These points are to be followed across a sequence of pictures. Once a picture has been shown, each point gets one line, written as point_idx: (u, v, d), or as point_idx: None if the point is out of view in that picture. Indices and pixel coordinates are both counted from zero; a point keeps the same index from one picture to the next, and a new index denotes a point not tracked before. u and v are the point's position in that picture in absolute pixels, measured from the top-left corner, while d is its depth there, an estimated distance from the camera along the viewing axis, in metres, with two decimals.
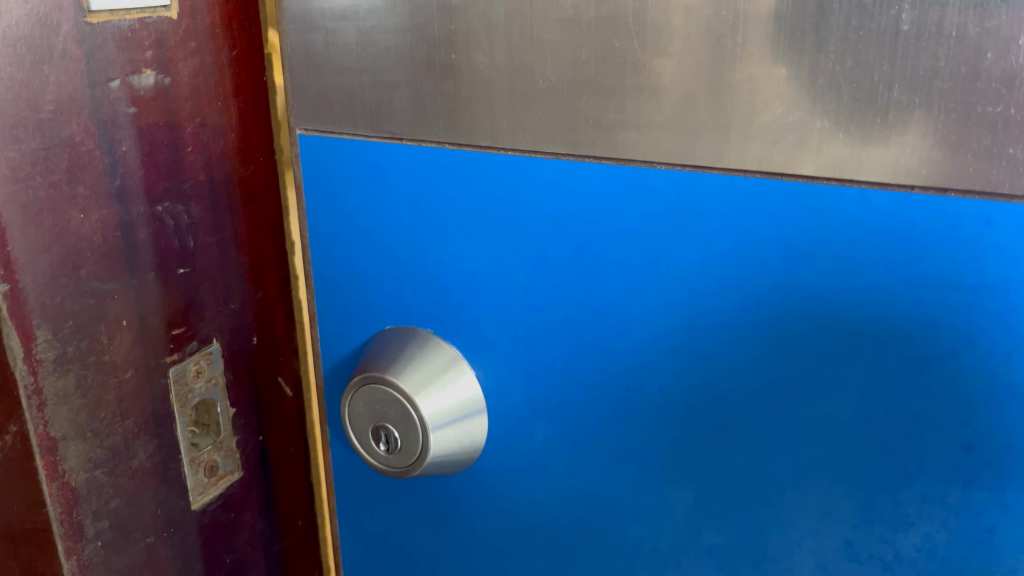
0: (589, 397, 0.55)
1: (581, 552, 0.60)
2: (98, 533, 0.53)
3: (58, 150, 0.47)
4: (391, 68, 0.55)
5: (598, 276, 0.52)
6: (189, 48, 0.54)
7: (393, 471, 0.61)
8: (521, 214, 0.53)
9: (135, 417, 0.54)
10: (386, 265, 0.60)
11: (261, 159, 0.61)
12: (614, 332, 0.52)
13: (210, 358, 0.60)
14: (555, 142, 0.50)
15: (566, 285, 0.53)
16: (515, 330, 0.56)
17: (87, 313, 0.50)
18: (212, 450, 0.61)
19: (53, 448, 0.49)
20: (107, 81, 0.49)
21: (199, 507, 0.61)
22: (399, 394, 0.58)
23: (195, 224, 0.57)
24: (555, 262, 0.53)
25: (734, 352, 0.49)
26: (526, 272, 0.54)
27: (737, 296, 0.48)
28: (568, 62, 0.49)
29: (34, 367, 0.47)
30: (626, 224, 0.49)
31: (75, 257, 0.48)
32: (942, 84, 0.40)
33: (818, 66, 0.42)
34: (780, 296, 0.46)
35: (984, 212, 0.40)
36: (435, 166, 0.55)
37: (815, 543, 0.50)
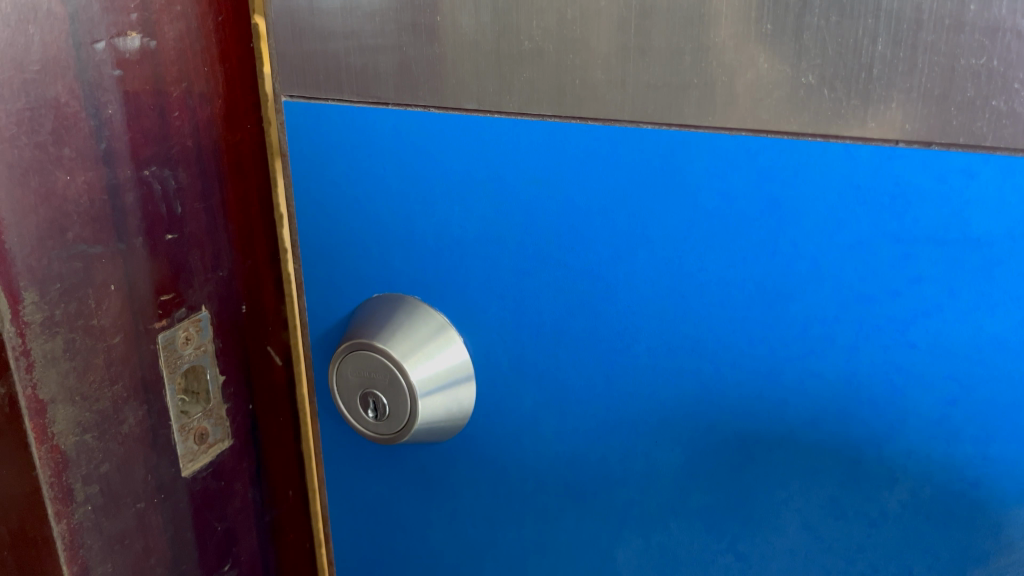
0: (577, 361, 0.55)
1: (570, 517, 0.60)
2: (88, 497, 0.53)
3: (43, 111, 0.46)
4: (377, 32, 0.55)
5: (585, 238, 0.52)
6: (174, 12, 0.54)
7: (382, 438, 0.61)
8: (509, 178, 0.53)
9: (123, 382, 0.54)
10: (374, 232, 0.60)
11: (248, 127, 0.61)
12: (603, 295, 0.53)
13: (199, 325, 0.60)
14: (541, 104, 0.50)
15: (554, 248, 0.53)
16: (503, 296, 0.56)
17: (75, 276, 0.50)
18: (203, 418, 0.62)
19: (42, 410, 0.49)
20: (92, 43, 0.49)
21: (189, 474, 0.61)
22: (387, 360, 0.58)
23: (183, 190, 0.56)
24: (543, 225, 0.53)
25: (721, 312, 0.49)
26: (514, 236, 0.54)
27: (724, 256, 0.48)
28: (554, 22, 0.49)
29: (22, 329, 0.47)
30: (613, 185, 0.50)
31: (62, 219, 0.48)
32: (926, 37, 0.40)
33: (803, 22, 0.42)
34: (766, 255, 0.47)
35: (967, 165, 0.41)
36: (422, 130, 0.55)
37: (802, 502, 0.51)
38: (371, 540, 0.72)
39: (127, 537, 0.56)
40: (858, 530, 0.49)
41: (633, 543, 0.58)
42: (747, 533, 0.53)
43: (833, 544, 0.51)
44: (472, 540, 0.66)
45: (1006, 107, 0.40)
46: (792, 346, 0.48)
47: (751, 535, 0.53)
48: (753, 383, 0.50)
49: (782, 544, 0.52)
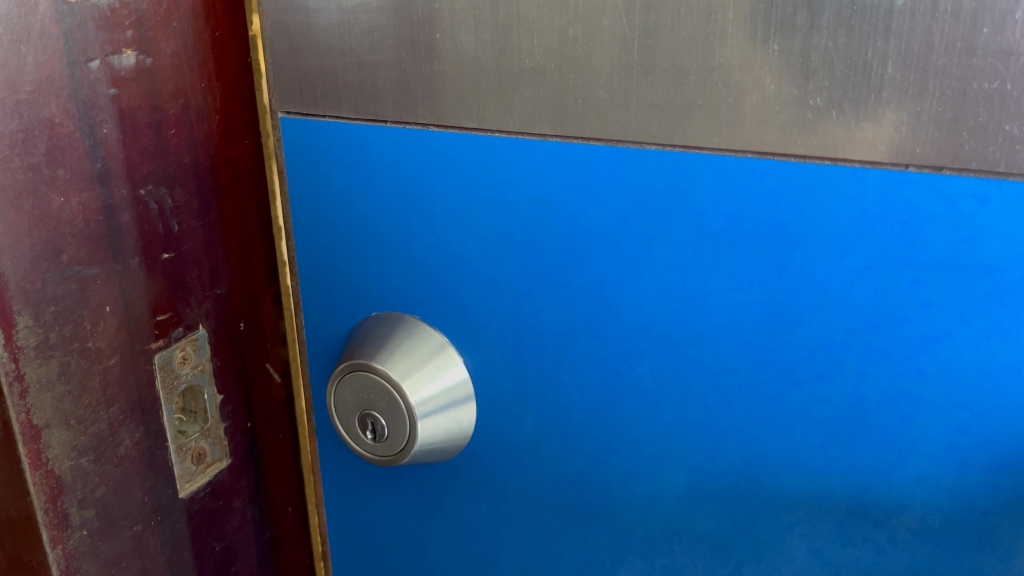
0: (580, 383, 0.55)
1: (574, 539, 0.59)
2: (84, 521, 0.52)
3: (37, 132, 0.46)
4: (375, 48, 0.54)
5: (589, 259, 0.51)
6: (171, 28, 0.53)
7: (381, 459, 0.60)
8: (509, 197, 0.52)
9: (120, 404, 0.53)
10: (373, 250, 0.59)
11: (247, 142, 0.60)
12: (606, 316, 0.52)
13: (197, 344, 0.59)
14: (543, 124, 0.50)
15: (556, 268, 0.52)
16: (503, 316, 0.56)
17: (71, 298, 0.49)
18: (200, 438, 0.61)
19: (36, 435, 0.48)
20: (86, 61, 0.48)
21: (187, 495, 0.60)
22: (386, 381, 0.57)
23: (180, 207, 0.56)
24: (544, 245, 0.52)
25: (726, 336, 0.48)
26: (515, 256, 0.54)
27: (729, 279, 0.47)
28: (556, 40, 0.48)
29: (15, 353, 0.46)
30: (617, 206, 0.49)
31: (57, 241, 0.47)
32: (937, 59, 0.39)
33: (811, 43, 0.41)
34: (773, 277, 0.46)
35: (978, 190, 0.40)
36: (421, 148, 0.54)
37: (809, 527, 0.50)
38: (370, 558, 0.71)
39: (124, 560, 0.55)
40: (865, 557, 0.49)
41: (636, 566, 0.57)
42: (753, 557, 0.52)
43: (840, 570, 0.50)
44: (472, 558, 0.65)
45: (1019, 132, 0.39)
46: (799, 370, 0.47)
47: (756, 560, 0.52)
48: (759, 408, 0.49)
49: (788, 568, 0.51)
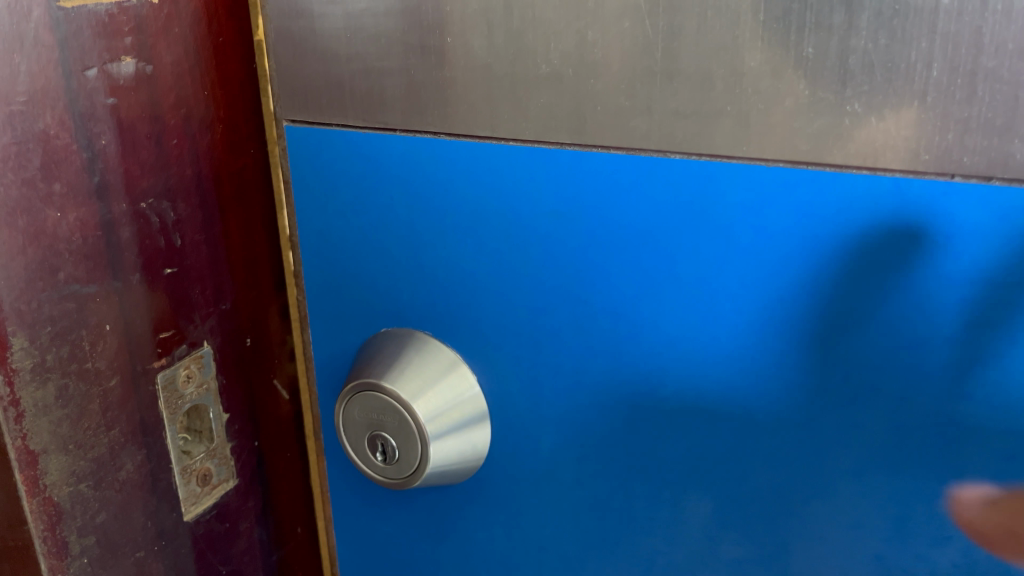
0: (586, 398, 0.52)
1: (593, 565, 0.57)
2: (84, 549, 0.50)
3: (31, 145, 0.43)
4: (383, 53, 0.52)
5: (608, 274, 0.48)
6: (171, 34, 0.51)
7: (392, 481, 0.58)
8: (523, 209, 0.50)
9: (121, 426, 0.51)
10: (383, 264, 0.57)
11: (251, 152, 0.58)
12: (626, 334, 0.49)
13: (201, 362, 0.57)
14: (560, 132, 0.47)
15: (574, 283, 0.50)
16: (520, 333, 0.53)
17: (68, 318, 0.47)
18: (206, 458, 0.59)
19: (33, 461, 0.46)
20: (83, 70, 0.46)
21: (192, 518, 0.58)
22: (396, 401, 0.55)
23: (182, 221, 0.53)
24: (561, 260, 0.50)
25: (729, 344, 0.46)
26: (532, 271, 0.51)
27: (731, 283, 0.45)
28: (573, 44, 0.45)
29: (10, 377, 0.44)
30: (639, 218, 0.46)
31: (53, 259, 0.45)
32: (987, 62, 0.37)
33: (849, 45, 0.39)
34: (786, 288, 0.43)
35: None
36: (430, 159, 0.52)
37: (844, 557, 0.47)
38: None
39: None
40: None
41: None
42: None
43: None
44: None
45: None
46: (814, 384, 0.45)
47: None
48: (774, 425, 0.47)
49: None
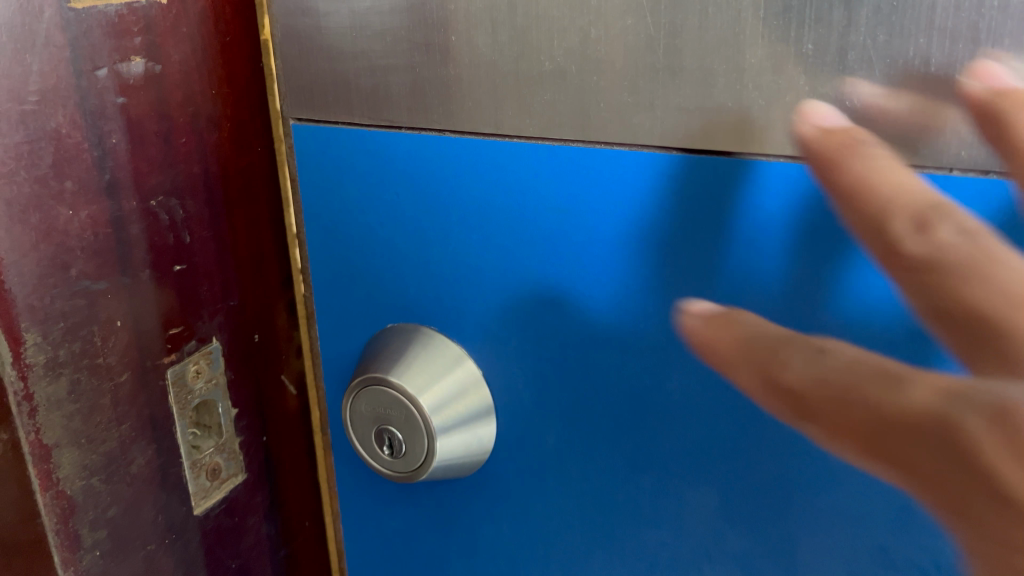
0: (526, 363, 0.55)
1: (599, 557, 0.57)
2: (96, 542, 0.51)
3: (42, 144, 0.44)
4: (388, 51, 0.52)
5: (546, 246, 0.51)
6: (180, 34, 0.51)
7: (399, 475, 0.59)
8: (528, 203, 0.51)
9: (131, 421, 0.52)
10: (389, 260, 0.58)
11: (258, 150, 0.59)
12: (564, 303, 0.52)
13: (210, 357, 0.58)
14: (564, 128, 0.48)
15: (515, 254, 0.52)
16: (524, 327, 0.54)
17: (79, 314, 0.47)
18: (215, 453, 0.60)
19: (46, 455, 0.47)
20: (93, 70, 0.46)
21: (201, 512, 0.59)
22: (402, 395, 0.56)
23: (191, 218, 0.54)
24: (504, 233, 0.52)
25: (607, 276, 0.50)
26: (478, 244, 0.54)
27: (611, 229, 0.48)
28: (577, 42, 0.46)
29: (23, 372, 0.45)
30: (575, 192, 0.49)
31: (65, 256, 0.46)
32: (983, 58, 0.37)
33: (848, 41, 0.39)
34: (705, 255, 0.46)
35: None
36: (437, 155, 0.53)
37: (848, 548, 0.48)
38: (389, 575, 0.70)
39: None
40: None
41: None
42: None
43: None
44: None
45: None
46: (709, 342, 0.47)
47: None
48: (684, 382, 0.50)
49: None
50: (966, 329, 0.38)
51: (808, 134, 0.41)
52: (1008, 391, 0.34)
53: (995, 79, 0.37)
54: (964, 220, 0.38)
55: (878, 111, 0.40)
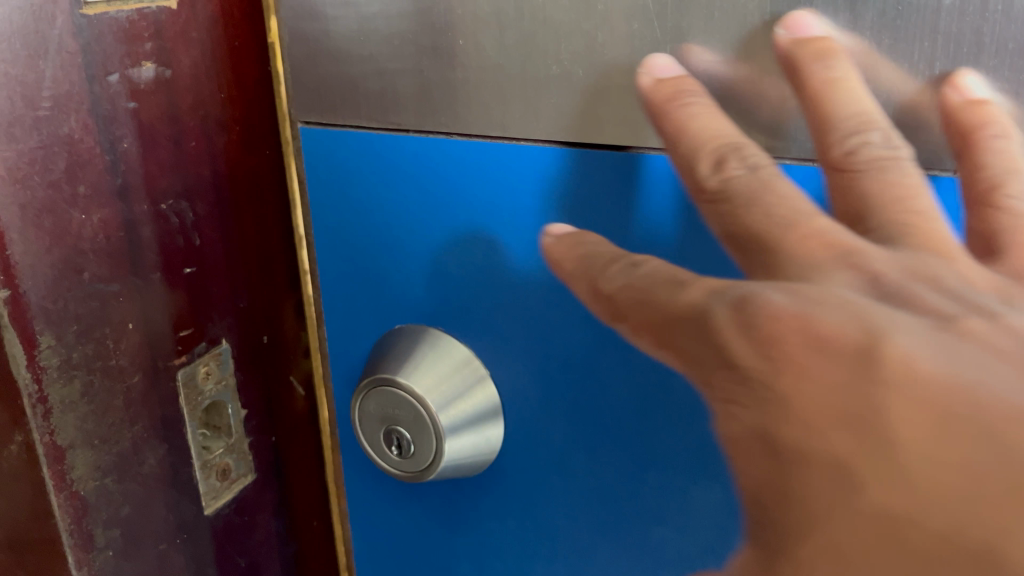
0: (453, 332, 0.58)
1: (604, 554, 0.58)
2: (109, 542, 0.51)
3: (56, 149, 0.44)
4: (395, 55, 0.53)
5: (478, 222, 0.54)
6: (189, 38, 0.52)
7: (407, 474, 0.59)
8: (484, 189, 0.53)
9: (143, 422, 0.53)
10: (397, 262, 0.59)
11: (266, 152, 0.59)
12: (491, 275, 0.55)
13: (220, 359, 0.58)
14: (570, 131, 0.48)
15: (447, 230, 0.56)
16: (531, 327, 0.55)
17: (92, 316, 0.48)
18: (225, 453, 0.60)
19: (60, 457, 0.47)
20: (105, 75, 0.47)
21: (212, 511, 0.59)
22: (410, 395, 0.57)
23: (200, 220, 0.55)
24: (440, 211, 0.55)
25: (525, 249, 0.53)
26: (418, 221, 0.57)
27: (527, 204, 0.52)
28: (583, 45, 0.47)
29: (38, 374, 0.45)
30: (500, 169, 0.52)
31: (78, 259, 0.47)
32: (988, 61, 0.39)
33: (852, 44, 0.41)
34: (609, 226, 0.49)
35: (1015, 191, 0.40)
36: (443, 157, 0.54)
37: None
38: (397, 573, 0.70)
39: None
40: None
41: None
42: None
43: None
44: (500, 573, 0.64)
45: None
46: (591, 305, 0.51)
47: None
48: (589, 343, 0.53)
49: None
50: (739, 239, 0.41)
51: (649, 87, 0.45)
52: (754, 287, 0.37)
53: (801, 28, 0.41)
54: (752, 155, 0.42)
55: (742, 78, 0.43)
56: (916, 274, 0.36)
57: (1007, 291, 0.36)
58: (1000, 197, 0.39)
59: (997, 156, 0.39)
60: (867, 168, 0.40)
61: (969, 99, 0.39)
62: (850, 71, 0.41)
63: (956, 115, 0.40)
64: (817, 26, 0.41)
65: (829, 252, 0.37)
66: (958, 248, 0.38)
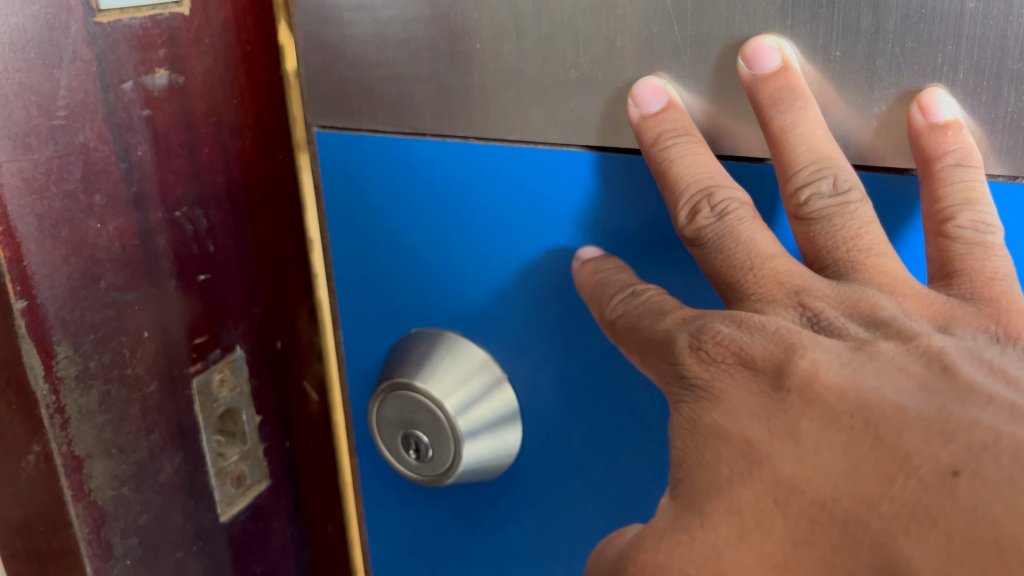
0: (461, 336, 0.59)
1: None
2: (127, 551, 0.51)
3: (72, 158, 0.44)
4: (412, 59, 0.53)
5: (485, 229, 0.54)
6: (203, 45, 0.51)
7: (425, 478, 0.59)
8: (491, 196, 0.53)
9: (160, 430, 0.52)
10: (414, 266, 0.59)
11: (279, 158, 0.59)
12: (496, 281, 0.55)
13: (234, 365, 0.58)
14: (589, 135, 0.49)
15: (454, 237, 0.56)
16: (550, 329, 0.55)
17: (109, 325, 0.48)
18: (240, 460, 0.60)
19: (78, 466, 0.47)
20: (119, 83, 0.46)
21: (227, 518, 0.59)
22: (427, 400, 0.56)
23: (214, 227, 0.54)
24: (447, 218, 0.56)
25: (530, 255, 0.53)
26: (425, 229, 0.57)
27: (534, 213, 0.52)
28: (602, 50, 0.47)
29: (55, 385, 0.45)
30: (507, 179, 0.52)
31: (95, 268, 0.46)
32: (1012, 65, 0.39)
33: (876, 48, 0.41)
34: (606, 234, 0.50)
35: (1008, 194, 0.41)
36: (461, 162, 0.53)
37: None
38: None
39: None
40: None
41: None
42: None
43: None
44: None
45: None
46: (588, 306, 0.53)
47: None
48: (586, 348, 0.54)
49: None
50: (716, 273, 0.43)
51: (636, 121, 0.46)
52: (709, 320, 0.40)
53: (761, 56, 0.42)
54: (722, 198, 0.43)
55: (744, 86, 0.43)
56: (857, 306, 0.39)
57: (945, 315, 0.39)
58: (949, 227, 0.40)
59: (954, 188, 0.40)
60: (822, 211, 0.42)
61: (933, 122, 0.40)
62: (807, 111, 0.42)
63: (923, 136, 0.41)
64: (775, 55, 0.42)
65: (781, 290, 0.40)
66: (908, 279, 0.40)
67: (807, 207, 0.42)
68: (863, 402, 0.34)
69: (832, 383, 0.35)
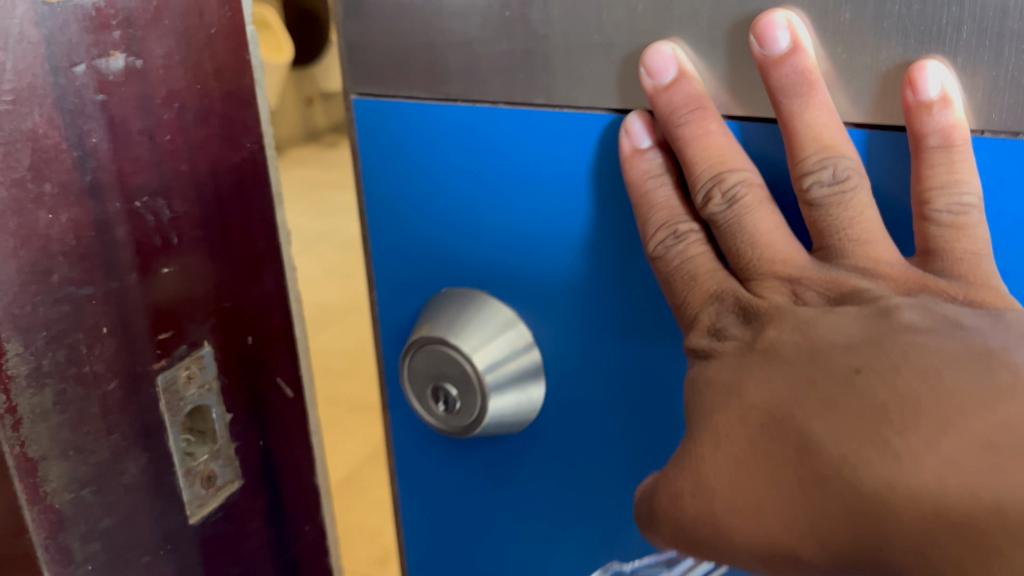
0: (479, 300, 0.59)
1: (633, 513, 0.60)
2: (88, 556, 0.49)
3: (19, 145, 0.42)
4: (445, 26, 0.52)
5: (509, 194, 0.55)
6: (161, 27, 0.49)
7: (453, 428, 0.61)
8: (516, 161, 0.53)
9: (122, 430, 0.50)
10: (439, 229, 0.59)
11: (250, 146, 0.57)
12: (522, 241, 0.56)
13: (202, 362, 0.56)
14: (611, 98, 0.49)
15: (478, 202, 0.56)
16: (574, 288, 0.56)
17: (64, 320, 0.46)
18: (210, 460, 0.58)
19: (32, 469, 0.45)
20: (70, 66, 0.44)
21: (197, 520, 0.57)
22: (457, 352, 0.58)
23: (179, 218, 0.52)
24: (471, 184, 0.56)
25: (553, 218, 0.54)
26: (449, 195, 0.57)
27: (559, 176, 0.52)
28: (624, 16, 0.46)
29: (5, 384, 0.43)
30: (531, 143, 0.52)
31: (47, 261, 0.44)
32: (1013, 24, 0.39)
33: (884, 9, 0.41)
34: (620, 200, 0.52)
35: (1007, 149, 0.42)
36: (487, 127, 0.53)
37: None
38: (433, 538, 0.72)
39: None
40: None
41: None
42: None
43: None
44: (530, 533, 0.66)
45: None
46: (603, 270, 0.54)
47: None
48: (601, 309, 0.55)
49: None
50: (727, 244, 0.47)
51: (651, 90, 0.47)
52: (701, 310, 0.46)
53: (771, 29, 0.42)
54: (728, 182, 0.45)
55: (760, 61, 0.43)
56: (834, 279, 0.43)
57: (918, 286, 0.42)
58: (928, 210, 0.43)
59: (937, 170, 0.41)
60: (822, 200, 0.44)
61: (920, 99, 0.41)
62: (818, 95, 0.43)
63: (912, 112, 0.42)
64: (785, 34, 0.42)
65: (774, 274, 0.44)
66: (892, 260, 0.42)
67: (810, 192, 0.44)
68: (826, 349, 0.38)
69: (791, 340, 0.40)
